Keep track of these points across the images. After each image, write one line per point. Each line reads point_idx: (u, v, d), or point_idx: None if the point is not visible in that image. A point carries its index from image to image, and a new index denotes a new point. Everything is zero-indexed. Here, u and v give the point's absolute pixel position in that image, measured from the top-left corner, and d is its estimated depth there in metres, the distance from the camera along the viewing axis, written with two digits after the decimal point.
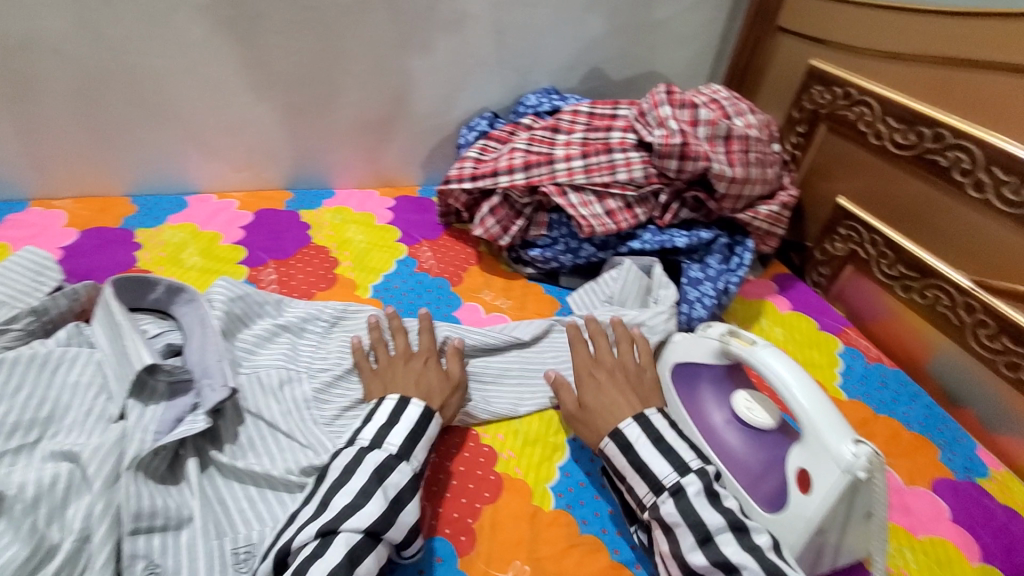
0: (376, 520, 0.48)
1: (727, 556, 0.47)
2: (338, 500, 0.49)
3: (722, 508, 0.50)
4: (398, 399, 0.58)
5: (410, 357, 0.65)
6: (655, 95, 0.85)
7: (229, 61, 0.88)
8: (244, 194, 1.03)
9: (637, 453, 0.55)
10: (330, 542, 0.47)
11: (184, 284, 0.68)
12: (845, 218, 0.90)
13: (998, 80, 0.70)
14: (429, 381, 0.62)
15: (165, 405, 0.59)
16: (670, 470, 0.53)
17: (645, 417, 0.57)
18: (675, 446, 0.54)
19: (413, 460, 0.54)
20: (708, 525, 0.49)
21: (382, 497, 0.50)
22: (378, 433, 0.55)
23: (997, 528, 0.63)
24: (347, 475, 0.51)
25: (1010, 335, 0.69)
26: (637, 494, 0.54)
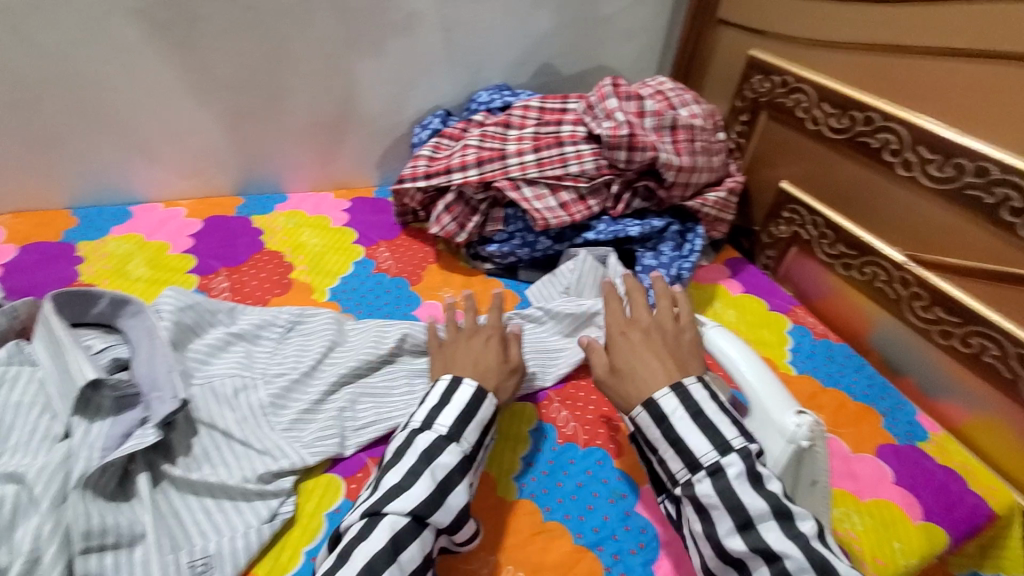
0: (420, 504, 0.49)
1: (768, 544, 0.46)
2: (389, 479, 0.51)
3: (766, 493, 0.47)
4: (449, 379, 0.59)
5: (473, 335, 0.66)
6: (601, 88, 0.86)
7: (170, 65, 0.86)
8: (192, 201, 1.00)
9: (671, 424, 0.52)
10: (374, 525, 0.48)
11: (129, 296, 0.66)
12: (788, 202, 0.94)
13: (920, 64, 0.73)
14: (488, 361, 0.62)
15: (112, 421, 0.57)
16: (709, 448, 0.50)
17: (683, 387, 0.53)
18: (716, 422, 0.51)
19: (463, 442, 0.54)
20: (750, 510, 0.47)
21: (430, 479, 0.51)
22: (428, 415, 0.56)
23: (936, 487, 0.67)
24: (399, 456, 0.53)
25: (942, 305, 0.73)
26: (670, 469, 0.52)
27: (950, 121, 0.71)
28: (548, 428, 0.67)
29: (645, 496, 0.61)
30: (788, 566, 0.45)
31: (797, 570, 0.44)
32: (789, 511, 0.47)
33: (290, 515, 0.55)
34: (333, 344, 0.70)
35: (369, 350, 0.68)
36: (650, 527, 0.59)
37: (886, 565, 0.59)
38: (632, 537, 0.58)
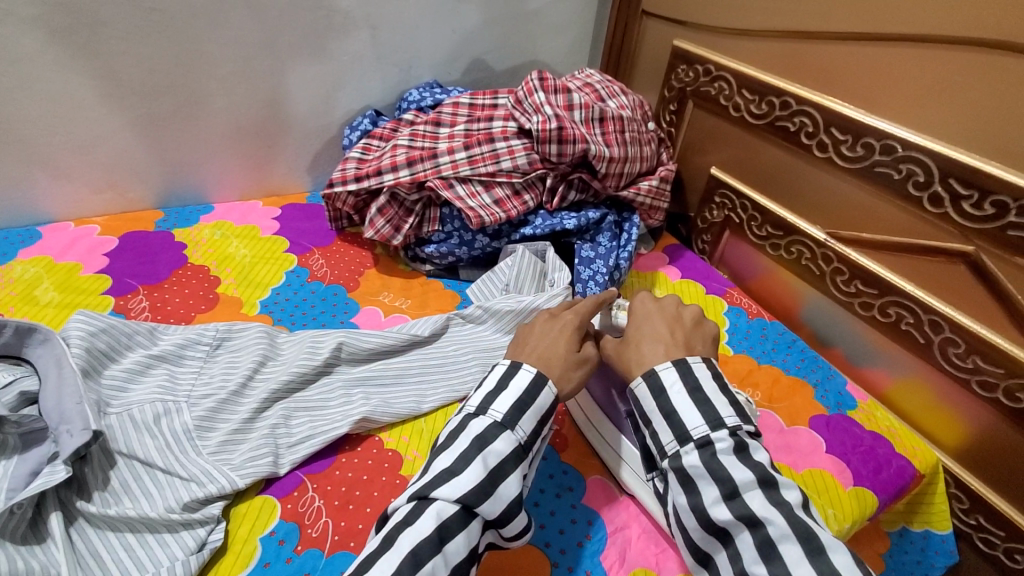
0: (468, 492, 0.47)
1: (751, 509, 0.44)
2: (439, 463, 0.49)
3: (753, 463, 0.46)
4: (510, 365, 0.56)
5: (552, 320, 0.63)
6: (528, 83, 0.85)
7: (72, 72, 0.80)
8: (107, 218, 0.94)
9: (669, 398, 0.50)
10: (422, 510, 0.46)
11: (35, 324, 0.61)
12: (718, 187, 0.96)
13: (827, 50, 0.77)
14: (561, 347, 0.58)
15: (17, 460, 0.52)
16: (700, 422, 0.49)
17: (685, 364, 0.52)
18: (711, 397, 0.50)
19: (518, 430, 0.51)
20: (736, 478, 0.45)
21: (481, 466, 0.48)
22: (483, 401, 0.53)
23: (865, 452, 0.70)
24: (450, 440, 0.51)
25: (861, 278, 0.77)
26: (660, 442, 0.50)
27: (857, 102, 0.74)
28: None
29: (589, 489, 0.62)
30: (770, 532, 0.43)
31: (779, 536, 0.43)
32: (774, 480, 0.46)
33: (220, 543, 0.53)
34: (264, 359, 0.67)
35: (301, 363, 0.66)
36: (597, 517, 0.59)
37: None
38: (578, 530, 0.58)
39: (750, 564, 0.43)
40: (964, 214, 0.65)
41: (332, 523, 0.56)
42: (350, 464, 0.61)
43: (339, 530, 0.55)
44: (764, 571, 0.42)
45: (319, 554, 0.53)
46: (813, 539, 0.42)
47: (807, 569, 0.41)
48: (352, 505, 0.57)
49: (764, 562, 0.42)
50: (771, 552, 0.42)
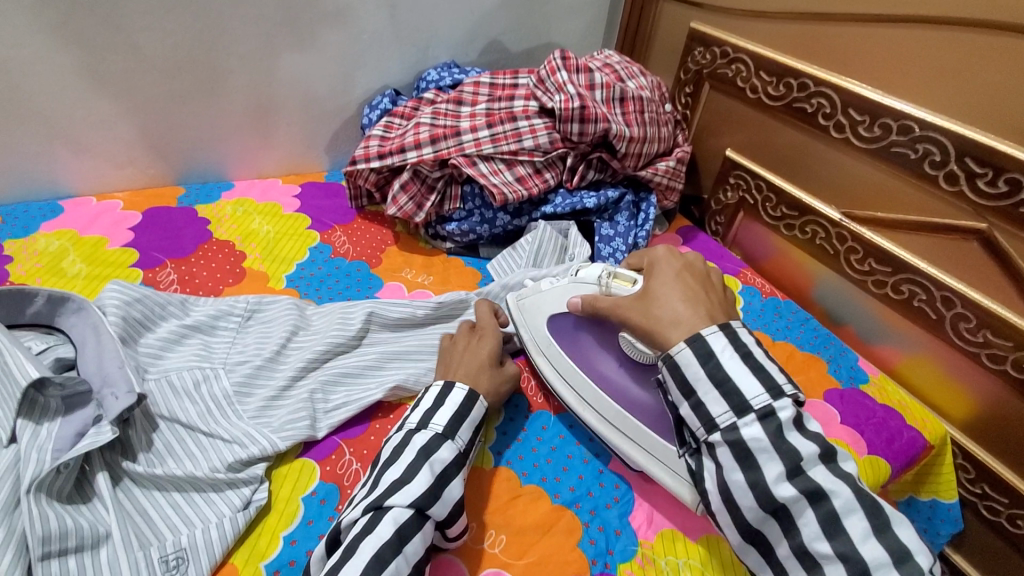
0: (419, 497, 0.49)
1: (817, 483, 0.46)
2: (389, 475, 0.50)
3: (811, 435, 0.49)
4: (443, 384, 0.58)
5: (470, 336, 0.66)
6: (551, 62, 0.87)
7: (93, 47, 0.80)
8: (129, 193, 0.94)
9: (720, 365, 0.50)
10: (378, 518, 0.47)
11: (67, 293, 0.62)
12: (733, 168, 0.98)
13: (846, 30, 0.78)
14: (483, 363, 0.62)
15: (62, 422, 0.53)
16: (759, 392, 0.49)
17: (732, 329, 0.52)
18: (767, 367, 0.50)
19: (458, 439, 0.55)
20: (802, 451, 0.47)
21: (428, 473, 0.50)
22: (425, 415, 0.56)
23: (879, 424, 0.72)
24: (396, 453, 0.52)
25: (876, 257, 0.79)
26: (710, 414, 0.50)
27: (875, 84, 0.75)
28: (518, 397, 0.68)
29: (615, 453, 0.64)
30: (835, 506, 0.46)
31: (845, 510, 0.45)
32: (832, 453, 0.48)
33: (265, 501, 0.55)
34: (295, 329, 0.69)
35: (334, 334, 0.68)
36: (623, 481, 0.61)
37: None
38: (608, 492, 0.60)
39: (811, 540, 0.46)
40: (977, 192, 0.67)
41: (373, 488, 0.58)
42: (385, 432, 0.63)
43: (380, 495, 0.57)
44: (828, 547, 0.45)
45: None
46: (879, 515, 0.45)
47: (874, 544, 0.44)
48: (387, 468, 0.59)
49: (828, 538, 0.45)
50: (835, 527, 0.45)
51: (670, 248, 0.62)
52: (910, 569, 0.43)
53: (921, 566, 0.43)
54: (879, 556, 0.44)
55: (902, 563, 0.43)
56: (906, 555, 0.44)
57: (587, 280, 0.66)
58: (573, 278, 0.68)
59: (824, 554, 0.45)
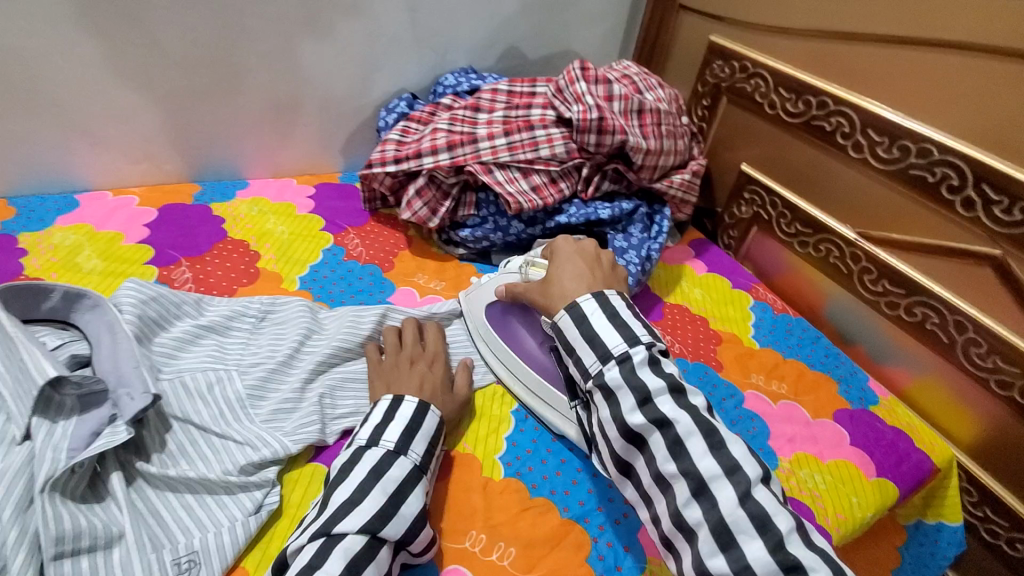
0: (369, 520, 0.48)
1: (662, 413, 0.49)
2: (337, 496, 0.49)
3: (664, 374, 0.52)
4: (391, 399, 0.58)
5: (414, 358, 0.66)
6: (570, 71, 0.86)
7: (110, 40, 0.79)
8: (144, 188, 0.95)
9: (590, 324, 0.55)
10: (329, 550, 0.45)
11: (84, 290, 0.62)
12: (748, 183, 0.98)
13: (865, 50, 0.78)
14: (435, 385, 0.62)
15: (78, 421, 0.53)
16: (619, 341, 0.53)
17: (604, 295, 0.57)
18: (627, 321, 0.55)
19: (412, 454, 0.54)
20: (648, 385, 0.50)
21: (380, 493, 0.50)
22: (375, 432, 0.55)
23: (887, 446, 0.72)
24: (344, 473, 0.51)
25: (890, 278, 0.79)
26: (584, 365, 0.55)
27: (895, 105, 0.75)
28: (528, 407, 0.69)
29: None
30: (678, 431, 0.48)
31: (685, 433, 0.48)
32: (683, 388, 0.51)
33: (276, 505, 0.55)
34: (308, 332, 0.69)
35: (346, 337, 0.68)
36: None
37: (846, 519, 0.65)
38: (617, 508, 0.60)
39: (662, 462, 0.48)
40: (993, 219, 0.67)
41: None
42: None
43: None
44: (674, 467, 0.48)
45: None
46: (715, 434, 0.48)
47: (710, 461, 0.47)
48: None
49: (674, 460, 0.48)
50: (679, 449, 0.48)
51: (569, 236, 0.68)
52: (740, 479, 0.46)
53: (748, 477, 0.46)
54: (713, 470, 0.47)
55: (732, 475, 0.46)
56: (737, 467, 0.47)
57: (513, 270, 0.73)
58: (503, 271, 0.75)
59: (671, 474, 0.48)
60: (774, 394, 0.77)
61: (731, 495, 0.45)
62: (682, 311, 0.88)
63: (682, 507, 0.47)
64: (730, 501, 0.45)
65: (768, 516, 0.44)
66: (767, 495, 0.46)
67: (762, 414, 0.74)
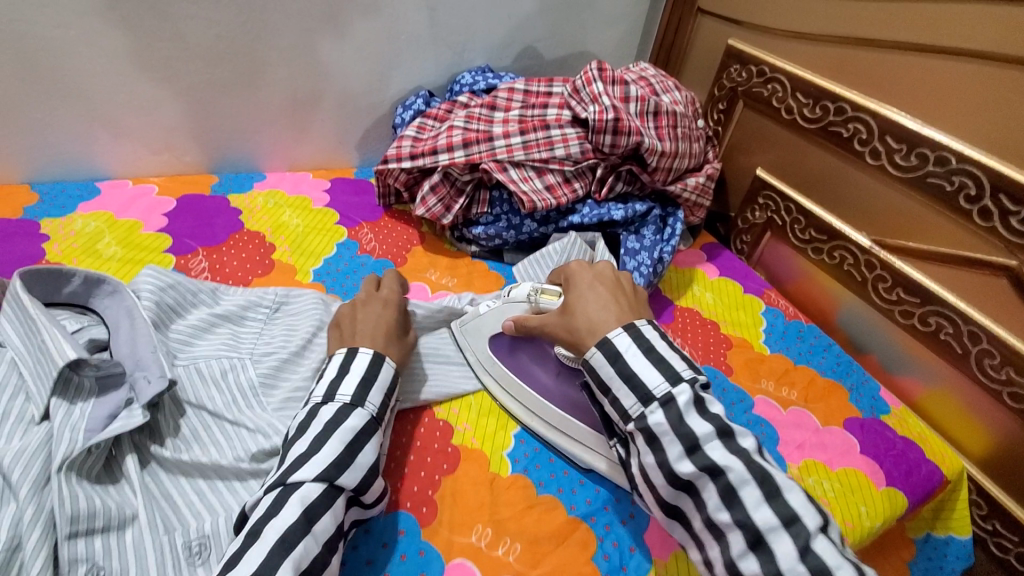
0: (325, 468, 0.49)
1: (713, 461, 0.47)
2: (297, 448, 0.51)
3: (711, 416, 0.49)
4: (346, 351, 0.59)
5: (368, 301, 0.67)
6: (588, 72, 0.86)
7: (136, 32, 0.80)
8: (163, 178, 0.96)
9: (625, 362, 0.52)
10: (286, 499, 0.47)
11: (104, 275, 0.63)
12: (763, 188, 0.98)
13: (886, 57, 0.77)
14: (389, 331, 0.64)
15: (95, 402, 0.54)
16: (660, 380, 0.51)
17: (636, 328, 0.54)
18: (666, 355, 0.52)
19: (368, 405, 0.55)
20: (696, 431, 0.48)
21: (337, 442, 0.51)
22: (330, 387, 0.55)
23: (897, 456, 0.72)
24: (303, 427, 0.52)
25: (904, 287, 0.78)
26: (624, 407, 0.52)
27: (915, 112, 0.75)
28: None
29: None
30: (730, 480, 0.46)
31: (739, 482, 0.46)
32: (731, 430, 0.48)
33: None
34: (321, 324, 0.70)
35: None
36: None
37: (854, 527, 0.64)
38: (622, 509, 0.60)
39: (714, 511, 0.47)
40: (1010, 230, 0.66)
41: (390, 483, 0.59)
42: (405, 431, 0.63)
43: (396, 490, 0.58)
44: (728, 517, 0.46)
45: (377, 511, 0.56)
46: (771, 482, 0.46)
47: (766, 511, 0.45)
48: (408, 468, 0.60)
49: (727, 508, 0.46)
50: (732, 498, 0.46)
51: (583, 261, 0.64)
52: (798, 531, 0.44)
53: (807, 528, 0.44)
54: (770, 521, 0.45)
55: (791, 526, 0.44)
56: (795, 517, 0.45)
57: (519, 298, 0.68)
58: (505, 299, 0.70)
59: (725, 523, 0.46)
60: (784, 400, 0.76)
61: (790, 550, 0.43)
62: (693, 314, 0.87)
63: (737, 557, 0.46)
64: (790, 555, 0.43)
65: (831, 569, 0.42)
66: (828, 546, 0.43)
67: (771, 419, 0.74)
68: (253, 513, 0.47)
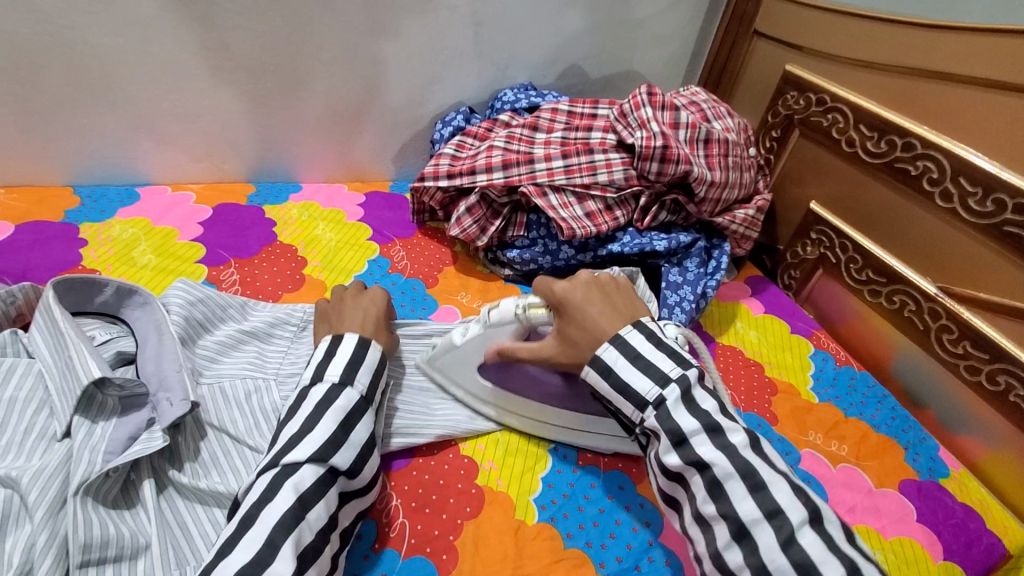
0: (319, 448, 0.48)
1: (698, 456, 0.47)
2: (289, 429, 0.50)
3: (700, 413, 0.49)
4: (331, 338, 0.57)
5: (356, 297, 0.65)
6: (636, 96, 0.83)
7: (185, 42, 0.81)
8: (202, 186, 0.96)
9: (617, 374, 0.52)
10: (278, 487, 0.45)
11: (135, 286, 0.62)
12: (816, 223, 0.92)
13: (963, 93, 0.72)
14: (378, 318, 0.63)
15: (117, 423, 0.53)
16: (651, 384, 0.51)
17: (622, 338, 0.53)
18: (653, 359, 0.52)
19: (357, 385, 0.54)
20: (682, 427, 0.49)
21: (330, 421, 0.50)
22: (318, 368, 0.55)
23: (956, 526, 0.65)
24: (293, 410, 0.52)
25: (972, 340, 0.72)
26: (625, 413, 0.53)
27: (993, 154, 0.69)
28: (567, 447, 0.65)
29: (667, 526, 0.59)
30: (716, 473, 0.47)
31: (723, 476, 0.46)
32: (720, 425, 0.48)
33: None
34: None
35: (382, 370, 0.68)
36: (674, 560, 0.56)
37: None
38: (655, 570, 0.55)
39: (701, 504, 0.47)
40: None
41: (409, 525, 0.56)
42: (428, 467, 0.61)
43: (415, 533, 0.55)
44: (714, 509, 0.46)
45: (396, 555, 0.53)
46: (755, 475, 0.46)
47: (750, 503, 0.45)
48: (429, 509, 0.57)
49: (713, 501, 0.47)
50: (718, 491, 0.46)
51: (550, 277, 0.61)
52: (781, 523, 0.44)
53: (791, 520, 0.44)
54: (753, 513, 0.45)
55: (773, 518, 0.44)
56: (778, 509, 0.44)
57: (503, 320, 0.61)
58: (483, 322, 0.62)
59: (712, 516, 0.47)
60: (833, 456, 0.71)
61: (772, 541, 0.43)
62: (735, 354, 0.83)
63: (722, 549, 0.46)
64: (771, 546, 0.43)
65: (814, 563, 0.42)
66: (814, 538, 0.43)
67: (819, 476, 0.68)
68: (248, 498, 0.46)
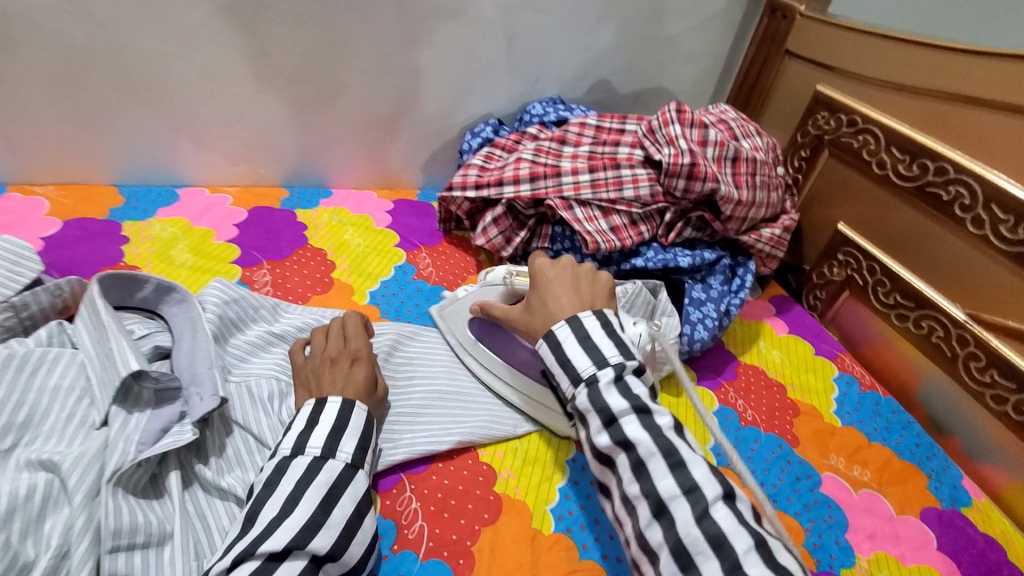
0: (297, 534, 0.46)
1: (625, 435, 0.48)
2: (265, 513, 0.48)
3: (631, 395, 0.50)
4: (314, 403, 0.56)
5: (337, 358, 0.62)
6: (665, 113, 0.83)
7: (228, 49, 0.84)
8: (238, 188, 1.00)
9: (564, 350, 0.54)
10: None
11: (174, 284, 0.64)
12: (843, 244, 0.91)
13: (999, 120, 0.71)
14: (362, 387, 0.60)
15: (151, 415, 0.54)
16: (589, 363, 0.52)
17: (577, 318, 0.55)
18: (597, 342, 0.53)
19: (340, 454, 0.53)
20: (612, 407, 0.49)
21: (309, 502, 0.48)
22: (298, 440, 0.53)
23: (978, 555, 0.64)
24: (270, 485, 0.50)
25: (1000, 368, 0.71)
26: (563, 389, 0.54)
27: None
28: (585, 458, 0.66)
29: None
30: (639, 453, 0.47)
31: (646, 455, 0.47)
32: (647, 406, 0.49)
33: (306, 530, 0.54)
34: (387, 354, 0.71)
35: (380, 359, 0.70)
36: None
37: None
38: None
39: (626, 484, 0.47)
40: None
41: (427, 527, 0.57)
42: (447, 472, 0.62)
43: (433, 536, 0.56)
44: (637, 488, 0.47)
45: (414, 558, 0.54)
46: (676, 454, 0.46)
47: (670, 480, 0.45)
48: (448, 513, 0.58)
49: (637, 480, 0.47)
50: (641, 470, 0.47)
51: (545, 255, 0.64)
52: (697, 498, 0.44)
53: (706, 497, 0.44)
54: (671, 490, 0.45)
55: (691, 494, 0.45)
56: (694, 486, 0.45)
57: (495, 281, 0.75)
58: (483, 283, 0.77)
59: (634, 495, 0.47)
60: (854, 481, 0.70)
61: (688, 516, 0.44)
62: (758, 373, 0.82)
63: (644, 528, 0.46)
64: (687, 521, 0.44)
65: (725, 535, 0.42)
66: (727, 514, 0.43)
67: (840, 501, 0.67)
68: None
